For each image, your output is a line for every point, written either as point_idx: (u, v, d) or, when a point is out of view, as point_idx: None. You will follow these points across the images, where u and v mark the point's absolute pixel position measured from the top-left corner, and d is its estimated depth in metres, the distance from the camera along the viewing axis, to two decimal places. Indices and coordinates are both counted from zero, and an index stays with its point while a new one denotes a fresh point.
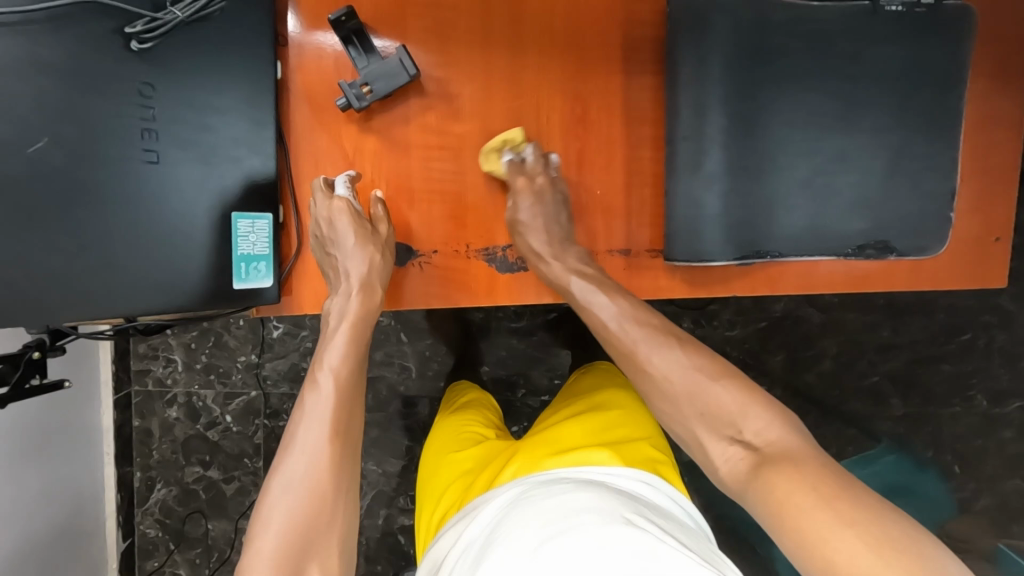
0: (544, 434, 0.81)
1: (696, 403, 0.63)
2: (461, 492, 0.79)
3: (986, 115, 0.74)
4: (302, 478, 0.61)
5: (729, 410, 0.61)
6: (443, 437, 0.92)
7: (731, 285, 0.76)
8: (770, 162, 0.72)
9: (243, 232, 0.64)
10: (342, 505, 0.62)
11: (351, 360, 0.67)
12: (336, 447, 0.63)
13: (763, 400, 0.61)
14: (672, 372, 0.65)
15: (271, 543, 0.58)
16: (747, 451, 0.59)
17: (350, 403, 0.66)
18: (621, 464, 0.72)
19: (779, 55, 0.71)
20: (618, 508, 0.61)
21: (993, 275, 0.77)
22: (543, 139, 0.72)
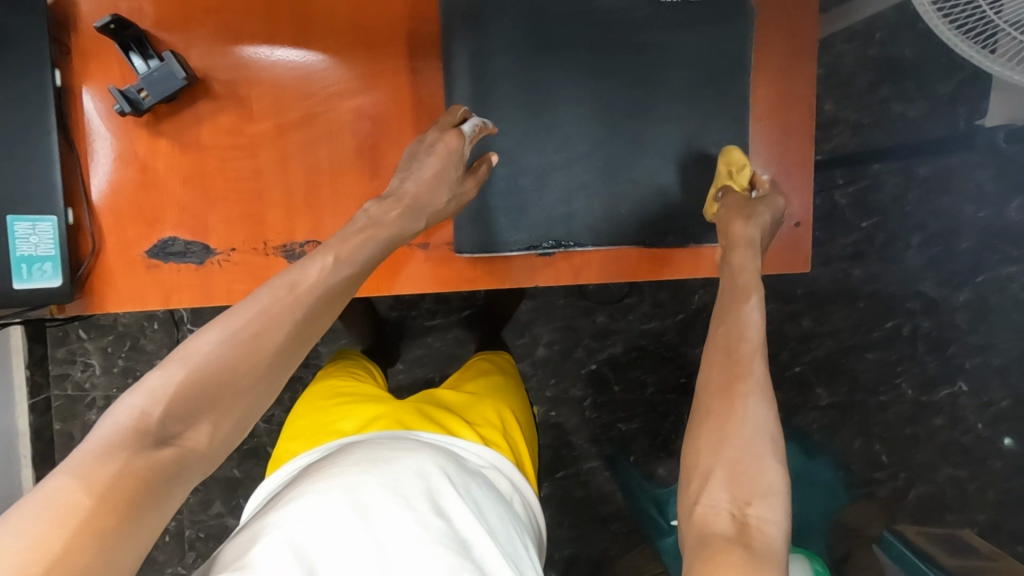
0: (425, 404, 0.83)
1: (742, 450, 0.55)
2: (319, 434, 0.79)
3: (777, 100, 0.75)
4: (243, 334, 0.53)
5: (761, 478, 0.54)
6: (313, 390, 0.92)
7: (536, 275, 0.79)
8: (559, 153, 0.74)
9: (22, 234, 0.66)
10: (258, 394, 0.54)
11: (350, 266, 0.61)
12: (290, 334, 0.55)
13: (783, 497, 0.54)
14: (748, 410, 0.57)
15: (179, 371, 0.51)
16: (736, 526, 0.52)
17: (326, 302, 0.58)
18: (481, 444, 0.77)
19: (559, 44, 0.72)
20: (458, 478, 0.63)
21: (798, 261, 0.78)
22: (338, 135, 0.75)
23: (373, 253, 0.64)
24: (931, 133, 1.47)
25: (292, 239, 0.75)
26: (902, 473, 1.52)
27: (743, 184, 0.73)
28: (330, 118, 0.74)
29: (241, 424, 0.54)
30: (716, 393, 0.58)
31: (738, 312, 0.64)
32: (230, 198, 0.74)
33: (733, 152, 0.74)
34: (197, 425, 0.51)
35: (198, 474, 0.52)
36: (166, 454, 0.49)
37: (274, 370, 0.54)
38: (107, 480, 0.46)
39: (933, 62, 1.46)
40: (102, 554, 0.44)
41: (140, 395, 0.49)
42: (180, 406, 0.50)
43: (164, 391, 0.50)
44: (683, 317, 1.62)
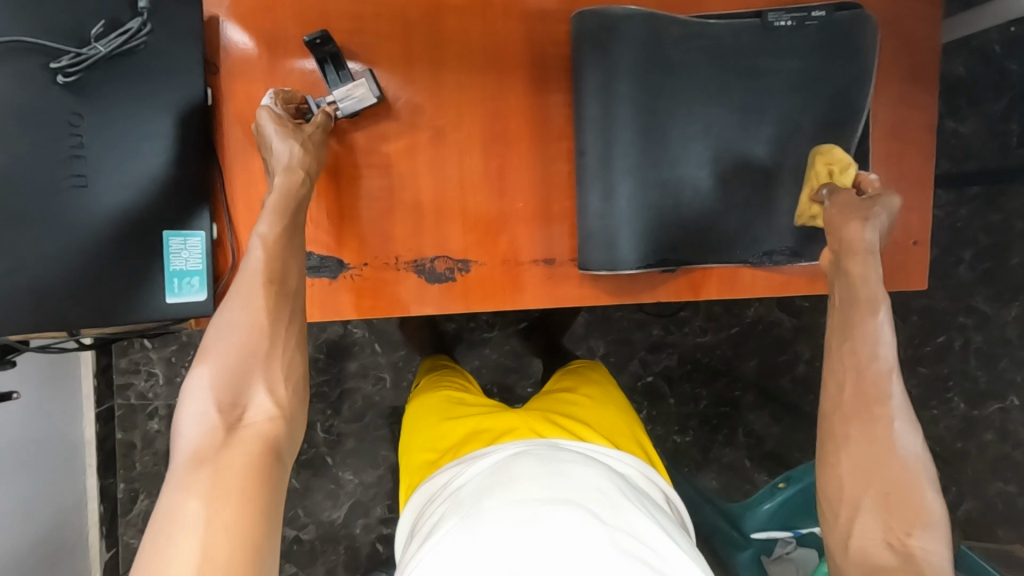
0: (548, 410, 0.83)
1: (893, 481, 0.61)
2: (452, 446, 0.80)
3: (893, 123, 0.78)
4: (237, 319, 0.62)
5: (919, 508, 0.59)
6: (423, 405, 0.91)
7: (655, 292, 0.80)
8: (676, 173, 0.76)
9: (175, 249, 0.68)
10: (278, 351, 0.63)
11: (281, 222, 0.66)
12: (271, 301, 0.63)
13: (943, 522, 0.59)
14: (897, 433, 0.63)
15: (212, 370, 0.60)
16: (899, 552, 0.58)
17: (284, 261, 0.65)
18: (614, 448, 0.77)
19: (678, 68, 0.75)
20: (620, 483, 0.66)
21: (913, 279, 0.79)
22: (465, 153, 0.76)
23: (291, 228, 0.66)
24: (985, 151, 1.50)
25: (422, 256, 0.76)
26: (951, 487, 1.57)
27: (844, 184, 0.73)
28: (456, 137, 0.76)
29: (291, 384, 0.63)
30: (853, 421, 0.63)
31: (876, 336, 0.65)
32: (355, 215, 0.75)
33: (834, 151, 0.73)
34: (252, 394, 0.60)
35: (282, 437, 0.61)
36: (245, 434, 0.58)
37: (276, 327, 0.63)
38: (209, 481, 0.54)
39: (987, 81, 1.48)
40: (241, 518, 0.53)
41: (196, 403, 0.58)
42: (226, 393, 0.59)
43: (206, 387, 0.59)
44: (738, 329, 1.61)
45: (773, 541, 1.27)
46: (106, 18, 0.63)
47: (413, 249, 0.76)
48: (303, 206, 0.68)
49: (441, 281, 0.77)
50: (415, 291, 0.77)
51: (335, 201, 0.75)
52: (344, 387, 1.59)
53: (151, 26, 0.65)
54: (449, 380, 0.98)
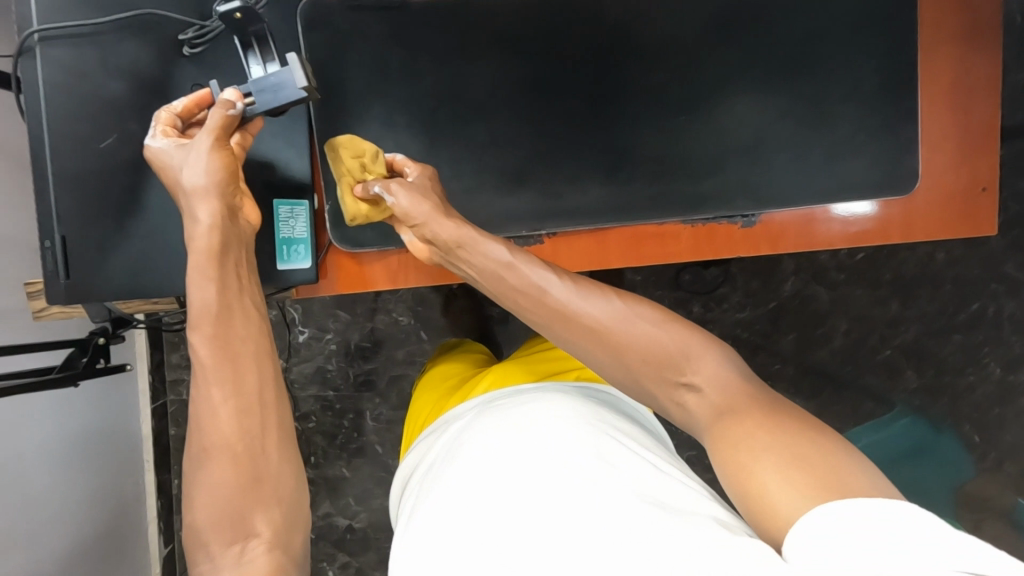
0: (524, 358, 0.87)
1: (630, 353, 0.61)
2: (442, 404, 0.86)
3: (958, 74, 0.79)
4: (203, 452, 0.57)
5: (675, 353, 0.60)
6: (428, 395, 0.97)
7: (736, 248, 0.82)
8: (737, 132, 0.80)
9: (284, 217, 0.71)
10: (257, 449, 0.58)
11: (212, 313, 0.59)
12: (235, 410, 0.58)
13: (676, 338, 0.61)
14: (584, 308, 0.63)
15: (200, 507, 0.57)
16: (700, 395, 0.59)
17: (227, 373, 0.59)
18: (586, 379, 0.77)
19: (741, 32, 0.78)
20: (590, 420, 0.63)
21: (982, 226, 0.81)
22: (544, 117, 0.78)
23: (226, 336, 0.59)
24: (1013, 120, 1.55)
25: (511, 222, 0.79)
26: (991, 453, 1.61)
27: (380, 172, 0.72)
28: (546, 104, 0.78)
29: (282, 495, 0.59)
30: (578, 342, 0.63)
31: (543, 280, 0.65)
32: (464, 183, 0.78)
33: (349, 143, 0.71)
34: (252, 519, 0.57)
35: (292, 556, 0.58)
36: (254, 563, 0.56)
37: (241, 420, 0.58)
38: None
39: (1010, 52, 1.54)
40: None
41: (201, 551, 0.56)
42: (218, 535, 0.56)
43: (205, 523, 0.56)
44: (776, 305, 1.64)
45: None
46: None
47: (524, 214, 0.79)
48: (242, 248, 0.63)
49: (530, 244, 0.81)
50: None
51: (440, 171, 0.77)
52: (391, 375, 1.61)
53: None
54: (455, 366, 1.03)
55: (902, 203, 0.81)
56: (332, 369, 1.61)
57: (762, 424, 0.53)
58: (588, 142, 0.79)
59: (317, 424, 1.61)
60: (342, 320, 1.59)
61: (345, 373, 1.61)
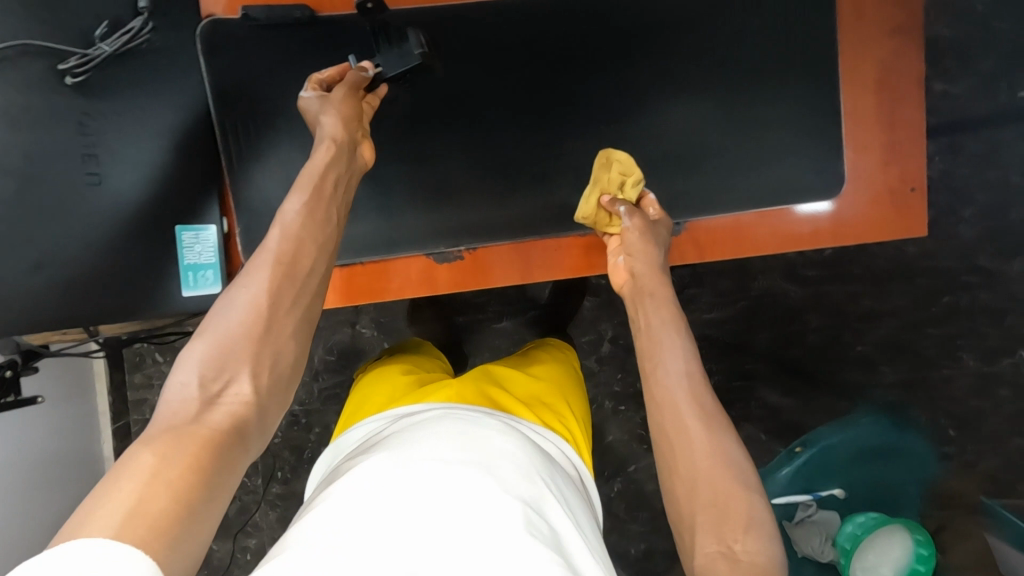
0: (482, 379, 0.92)
1: (698, 476, 0.61)
2: (387, 401, 0.90)
3: (883, 71, 0.78)
4: (241, 299, 0.59)
5: (739, 506, 0.58)
6: (369, 388, 0.97)
7: (664, 256, 0.80)
8: (662, 136, 0.78)
9: (188, 244, 0.69)
10: (282, 337, 0.60)
11: (306, 200, 0.64)
12: (275, 282, 0.61)
13: (759, 513, 0.59)
14: (700, 438, 0.63)
15: (207, 340, 0.57)
16: (727, 556, 0.56)
17: (301, 249, 0.63)
18: (542, 425, 0.85)
19: (660, 36, 0.77)
20: (537, 464, 0.71)
21: (912, 225, 0.80)
22: (461, 128, 0.76)
23: (311, 224, 0.64)
24: (978, 109, 1.55)
25: (429, 240, 0.77)
26: (970, 446, 1.58)
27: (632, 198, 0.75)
28: (469, 117, 0.76)
29: (279, 373, 0.59)
30: (672, 437, 0.64)
31: (696, 374, 0.67)
32: (382, 200, 0.76)
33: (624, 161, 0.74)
34: (238, 379, 0.56)
35: (254, 428, 0.56)
36: (217, 415, 0.54)
37: (280, 301, 0.60)
38: (168, 439, 0.51)
39: (974, 40, 1.54)
40: (178, 487, 0.48)
41: (183, 371, 0.56)
42: (210, 368, 0.56)
43: (199, 358, 0.57)
44: (746, 304, 1.61)
45: (794, 506, 1.27)
46: (110, 19, 0.65)
47: (442, 229, 0.77)
48: (348, 170, 0.68)
49: (450, 260, 0.78)
50: (428, 274, 0.78)
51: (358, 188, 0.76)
52: None
53: (153, 25, 0.66)
54: (410, 363, 1.03)
55: (832, 205, 0.79)
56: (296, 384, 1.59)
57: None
58: (510, 153, 0.77)
59: (283, 440, 1.59)
60: None
61: (310, 388, 1.59)
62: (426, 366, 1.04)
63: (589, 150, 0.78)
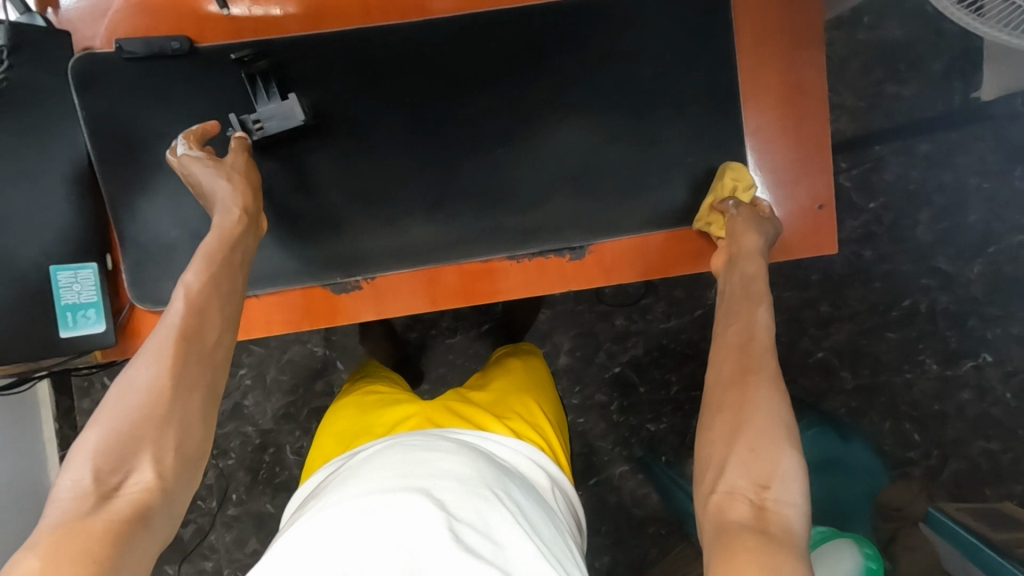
0: (453, 400, 0.90)
1: (727, 439, 0.58)
2: (354, 429, 0.89)
3: (788, 86, 0.76)
4: (136, 376, 0.54)
5: (771, 461, 0.55)
6: (336, 412, 0.96)
7: (567, 282, 0.78)
8: (561, 159, 0.77)
9: (65, 284, 0.67)
10: (185, 412, 0.55)
11: (206, 277, 0.61)
12: (176, 358, 0.56)
13: (792, 465, 0.55)
14: (758, 391, 0.59)
15: (100, 429, 0.52)
16: (754, 507, 0.52)
17: (205, 318, 0.59)
18: (514, 437, 0.82)
19: (555, 55, 0.76)
20: (488, 477, 0.67)
21: (823, 243, 0.78)
22: (353, 155, 0.75)
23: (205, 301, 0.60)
24: (930, 110, 1.54)
25: (325, 270, 0.75)
26: (934, 451, 1.57)
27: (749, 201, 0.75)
28: (361, 143, 0.75)
29: (185, 454, 0.54)
30: (730, 389, 0.61)
31: (755, 327, 0.65)
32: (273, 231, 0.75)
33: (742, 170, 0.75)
34: (138, 462, 0.52)
35: (161, 515, 0.51)
36: (117, 506, 0.50)
37: (183, 377, 0.55)
38: (57, 542, 0.46)
39: (925, 41, 1.52)
40: None
41: (74, 467, 0.50)
42: (106, 459, 0.51)
43: (92, 449, 0.51)
44: (701, 312, 1.60)
45: None
46: None
47: (336, 259, 0.75)
48: (247, 247, 0.66)
49: (347, 291, 0.76)
50: (325, 304, 0.76)
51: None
52: (312, 407, 1.57)
53: (10, 62, 0.64)
54: (372, 387, 1.00)
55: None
56: (249, 404, 1.57)
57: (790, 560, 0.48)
58: (406, 180, 0.76)
59: (237, 461, 1.57)
60: (256, 353, 1.56)
61: (263, 408, 1.57)
62: (395, 385, 1.04)
63: (487, 175, 0.76)
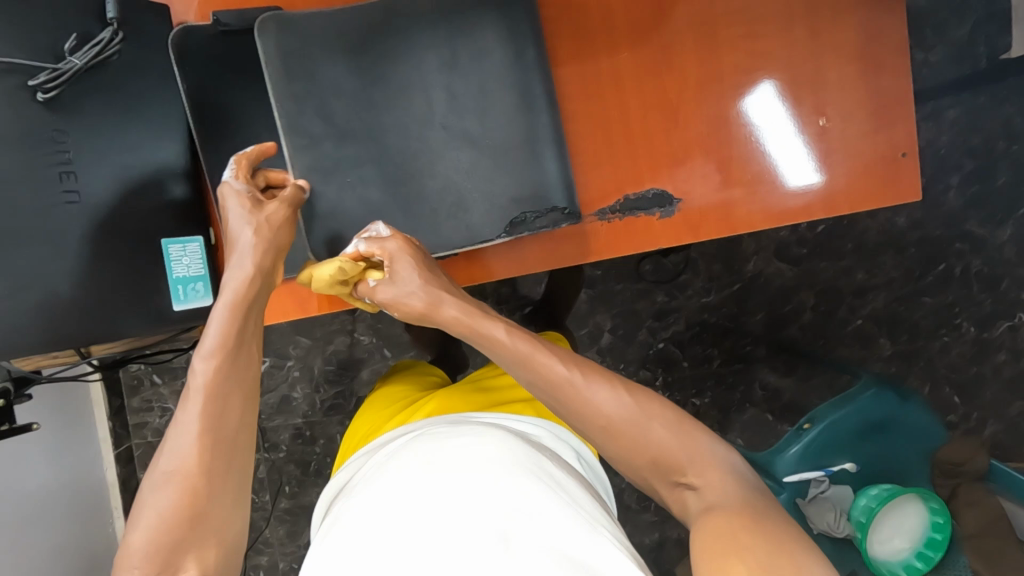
0: (475, 386, 0.88)
1: (635, 452, 0.65)
2: (381, 424, 0.87)
3: (866, 35, 0.78)
4: (167, 470, 0.55)
5: (682, 451, 0.64)
6: (373, 408, 0.94)
7: (657, 240, 0.79)
8: (651, 116, 0.78)
9: (176, 256, 0.68)
10: (218, 497, 0.56)
11: (230, 347, 0.60)
12: (206, 446, 0.56)
13: (691, 432, 0.65)
14: (605, 400, 0.65)
15: (139, 532, 0.54)
16: (693, 493, 0.63)
17: (233, 393, 0.59)
18: (534, 416, 0.80)
19: (641, 14, 0.76)
20: (517, 458, 0.66)
21: (905, 191, 0.80)
22: (435, 116, 0.73)
23: (228, 373, 0.59)
24: (957, 75, 1.56)
25: None
26: (973, 413, 1.59)
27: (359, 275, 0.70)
28: (440, 106, 0.73)
29: (226, 542, 0.57)
30: (601, 437, 0.66)
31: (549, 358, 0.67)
32: (367, 199, 0.72)
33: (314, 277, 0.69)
34: (184, 565, 0.54)
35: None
36: None
37: (214, 466, 0.57)
38: None
39: (949, 8, 1.54)
40: None
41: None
42: (152, 565, 0.53)
43: (139, 552, 0.54)
44: (740, 286, 1.61)
45: (806, 483, 1.27)
46: (77, 31, 0.63)
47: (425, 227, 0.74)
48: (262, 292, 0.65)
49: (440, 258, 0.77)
50: None
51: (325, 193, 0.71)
52: (359, 397, 1.58)
53: (123, 34, 0.65)
54: (408, 385, 0.99)
55: (821, 177, 0.79)
56: (298, 396, 1.56)
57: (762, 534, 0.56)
58: (496, 140, 0.74)
59: (288, 453, 1.57)
60: (301, 344, 1.55)
61: (311, 399, 1.57)
62: (427, 381, 1.03)
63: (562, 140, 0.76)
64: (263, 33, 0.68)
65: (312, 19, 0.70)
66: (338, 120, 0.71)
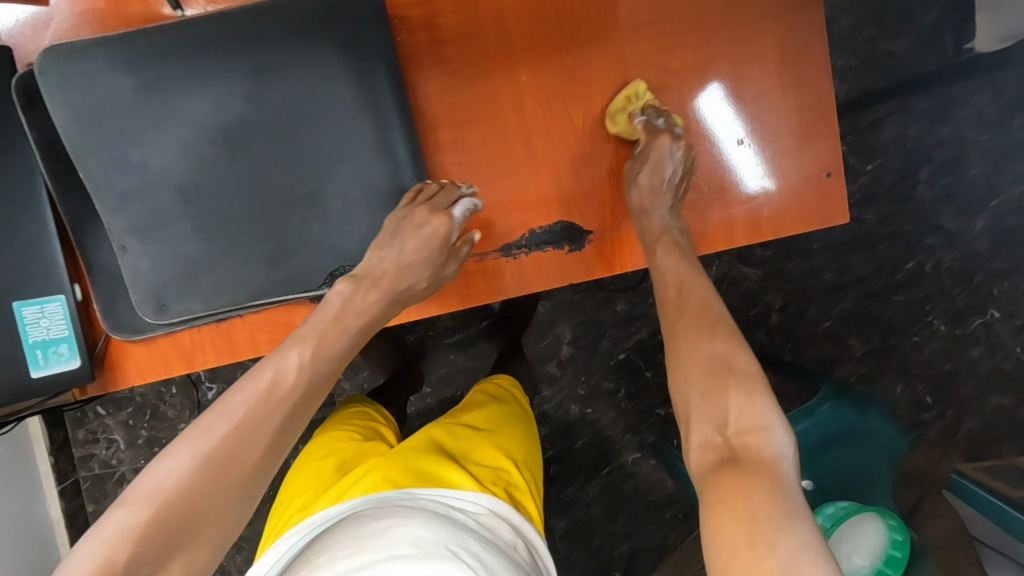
0: (419, 449, 0.81)
1: (688, 375, 0.58)
2: (312, 495, 0.79)
3: (786, 45, 0.72)
4: (206, 453, 0.52)
5: (747, 399, 0.54)
6: (306, 466, 0.87)
7: (569, 275, 0.74)
8: (552, 142, 0.72)
9: (32, 319, 0.63)
10: (240, 501, 0.52)
11: (311, 372, 0.61)
12: (260, 446, 0.54)
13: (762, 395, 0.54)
14: (699, 336, 0.61)
15: (145, 507, 0.48)
16: (722, 446, 0.52)
17: (294, 409, 0.58)
18: (478, 490, 0.74)
19: (538, 32, 0.70)
20: (445, 540, 0.60)
21: (832, 213, 0.75)
22: (302, 147, 0.65)
23: (302, 384, 0.59)
24: (924, 65, 1.49)
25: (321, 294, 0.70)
26: (949, 410, 1.52)
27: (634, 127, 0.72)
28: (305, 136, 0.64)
29: (218, 547, 0.51)
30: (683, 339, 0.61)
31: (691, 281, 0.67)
32: (235, 244, 0.66)
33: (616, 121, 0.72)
34: (170, 562, 0.48)
35: None
36: None
37: (258, 468, 0.54)
38: None
39: None
40: None
41: (99, 543, 0.46)
42: (148, 545, 0.47)
43: (130, 525, 0.47)
44: None
45: None
46: None
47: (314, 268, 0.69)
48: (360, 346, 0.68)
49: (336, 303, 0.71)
50: None
51: (185, 243, 0.65)
52: None
53: None
54: (352, 431, 0.91)
55: (741, 201, 0.74)
56: None
57: (774, 529, 0.43)
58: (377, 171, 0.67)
59: None
60: None
61: None
62: (369, 425, 0.95)
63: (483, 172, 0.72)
64: (41, 70, 0.60)
65: (128, 44, 0.61)
66: (194, 159, 0.63)
